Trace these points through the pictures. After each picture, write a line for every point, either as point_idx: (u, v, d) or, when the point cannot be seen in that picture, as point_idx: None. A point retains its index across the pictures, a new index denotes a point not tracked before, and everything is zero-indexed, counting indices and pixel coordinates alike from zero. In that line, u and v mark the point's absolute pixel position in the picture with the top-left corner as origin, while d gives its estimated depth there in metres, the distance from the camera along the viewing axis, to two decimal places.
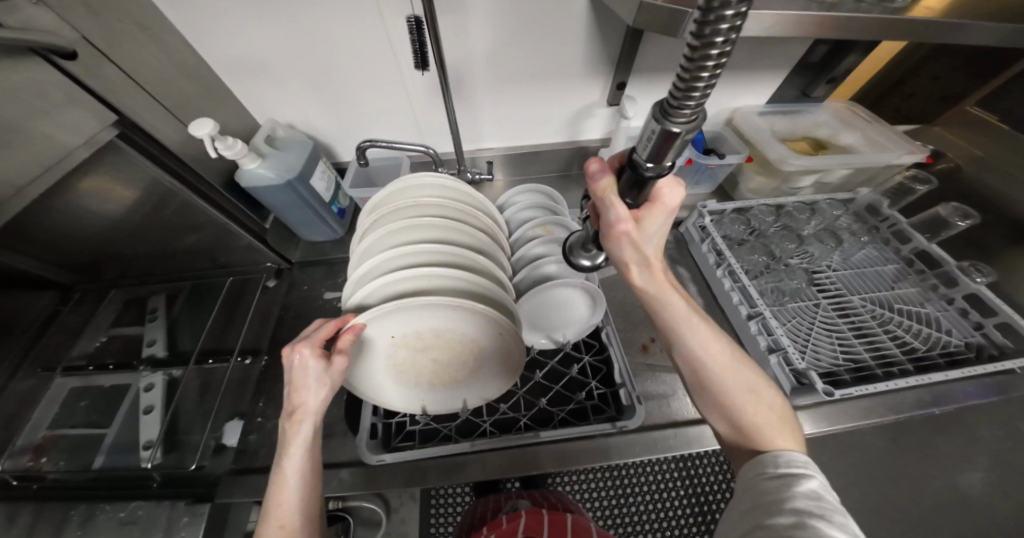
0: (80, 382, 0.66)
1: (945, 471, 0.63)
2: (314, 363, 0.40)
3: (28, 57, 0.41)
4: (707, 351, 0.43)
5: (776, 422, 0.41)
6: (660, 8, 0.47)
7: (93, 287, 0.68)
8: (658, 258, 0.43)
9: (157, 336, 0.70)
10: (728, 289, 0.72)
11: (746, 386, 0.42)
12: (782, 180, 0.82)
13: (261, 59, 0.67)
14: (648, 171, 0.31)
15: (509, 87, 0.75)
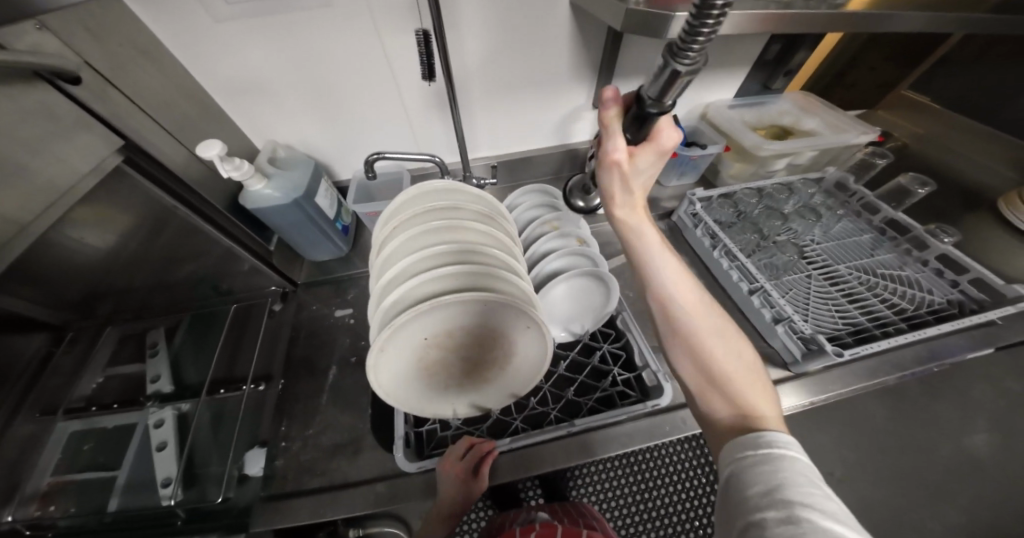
0: (81, 425, 0.61)
1: (938, 418, 0.67)
2: (455, 477, 0.50)
3: (35, 82, 0.42)
4: (680, 291, 0.47)
5: (743, 374, 0.42)
6: (643, 13, 0.51)
7: (86, 324, 0.62)
8: (642, 197, 0.50)
9: (161, 371, 0.67)
10: (727, 269, 0.76)
11: (711, 327, 0.46)
12: (758, 164, 0.87)
13: (259, 79, 0.69)
14: (654, 104, 0.42)
15: (501, 98, 0.79)
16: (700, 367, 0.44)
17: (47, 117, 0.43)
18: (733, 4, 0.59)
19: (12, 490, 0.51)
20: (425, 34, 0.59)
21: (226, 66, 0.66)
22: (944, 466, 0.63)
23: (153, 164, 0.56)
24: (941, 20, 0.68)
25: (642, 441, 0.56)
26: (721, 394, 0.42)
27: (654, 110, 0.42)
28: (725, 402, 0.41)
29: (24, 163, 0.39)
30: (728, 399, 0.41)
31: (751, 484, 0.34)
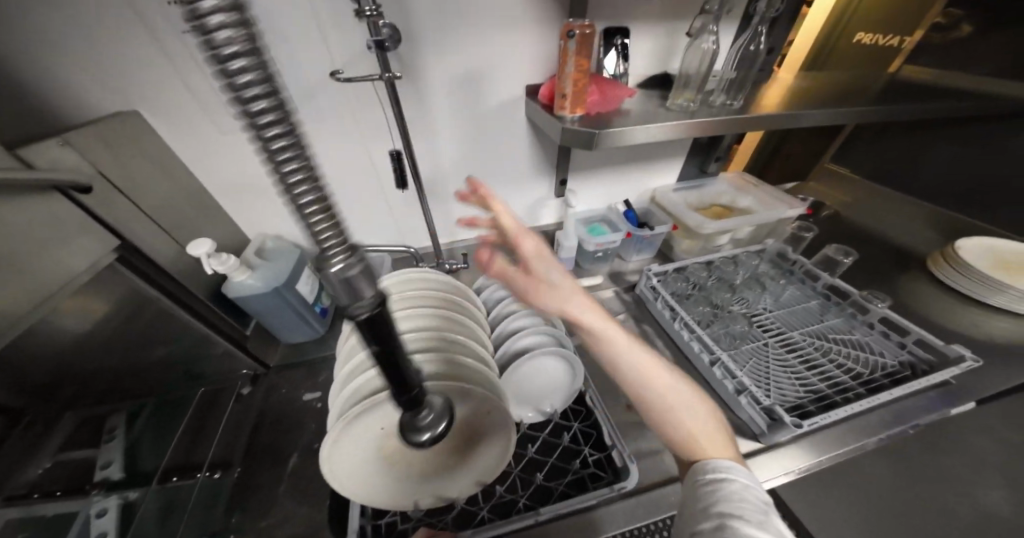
0: (18, 512, 0.48)
1: (926, 479, 0.65)
2: None
3: (50, 194, 0.48)
4: (647, 369, 0.47)
5: (710, 437, 0.45)
6: (578, 131, 0.63)
7: (44, 409, 0.53)
8: (578, 291, 0.50)
9: (115, 456, 0.62)
10: (688, 340, 0.79)
11: (683, 402, 0.46)
12: (703, 241, 0.96)
13: (254, 181, 0.77)
14: (342, 299, 0.25)
15: (474, 190, 0.88)
16: (679, 436, 0.45)
17: (54, 224, 0.48)
18: (663, 117, 0.71)
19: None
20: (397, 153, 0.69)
21: (225, 172, 0.75)
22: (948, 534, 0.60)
23: (144, 261, 0.61)
24: (829, 119, 0.82)
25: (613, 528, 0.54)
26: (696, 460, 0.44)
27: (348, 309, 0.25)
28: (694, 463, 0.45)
29: (27, 265, 0.44)
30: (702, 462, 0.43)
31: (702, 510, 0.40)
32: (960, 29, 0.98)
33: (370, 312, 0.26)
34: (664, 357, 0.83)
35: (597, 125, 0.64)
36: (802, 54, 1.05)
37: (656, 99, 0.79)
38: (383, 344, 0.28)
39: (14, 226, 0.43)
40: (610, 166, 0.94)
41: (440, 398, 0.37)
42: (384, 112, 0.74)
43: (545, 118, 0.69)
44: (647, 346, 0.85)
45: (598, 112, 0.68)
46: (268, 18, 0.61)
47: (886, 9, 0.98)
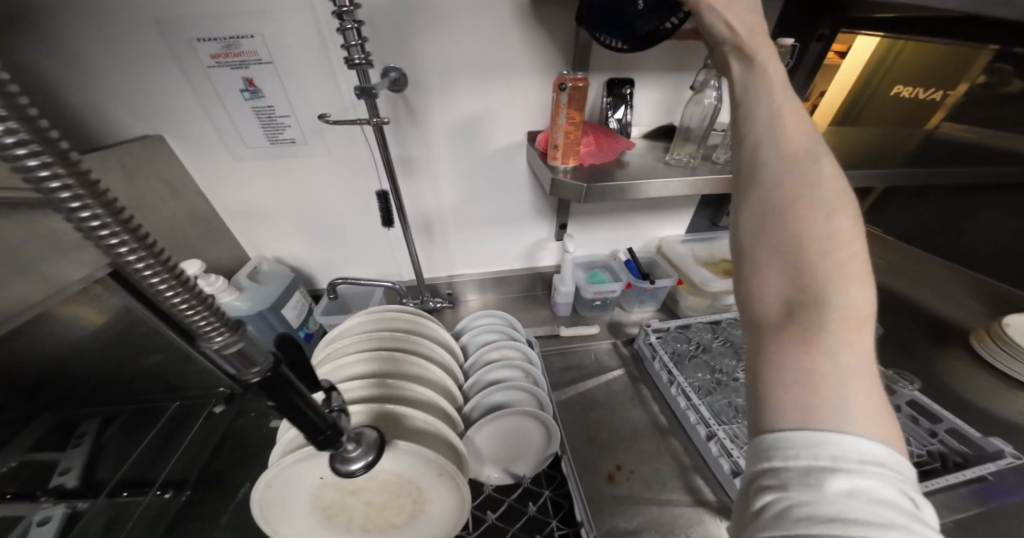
0: None
1: None
2: None
3: (56, 211, 0.51)
4: (846, 258, 0.29)
5: (857, 359, 0.27)
6: (572, 185, 0.62)
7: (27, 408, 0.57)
8: (788, 115, 0.35)
9: (74, 462, 0.62)
10: (684, 408, 0.73)
11: (846, 289, 0.28)
12: (711, 298, 0.90)
13: (260, 206, 0.80)
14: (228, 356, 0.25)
15: (471, 229, 0.88)
16: (870, 391, 0.26)
17: (54, 239, 0.50)
18: (666, 172, 0.69)
19: None
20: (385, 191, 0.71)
21: (235, 197, 0.78)
22: None
23: (137, 278, 0.63)
24: (850, 180, 0.76)
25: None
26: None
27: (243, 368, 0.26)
28: (813, 367, 0.27)
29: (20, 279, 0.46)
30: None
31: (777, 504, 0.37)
32: (1011, 84, 0.80)
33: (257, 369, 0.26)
34: (657, 423, 0.76)
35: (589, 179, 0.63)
36: (833, 105, 0.91)
37: (658, 151, 0.77)
38: (278, 399, 0.28)
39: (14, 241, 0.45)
40: (610, 213, 0.92)
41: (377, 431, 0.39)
42: (369, 151, 0.75)
43: (540, 165, 0.69)
44: (640, 408, 0.79)
45: (592, 162, 0.67)
46: (284, 60, 0.65)
47: (923, 63, 0.83)
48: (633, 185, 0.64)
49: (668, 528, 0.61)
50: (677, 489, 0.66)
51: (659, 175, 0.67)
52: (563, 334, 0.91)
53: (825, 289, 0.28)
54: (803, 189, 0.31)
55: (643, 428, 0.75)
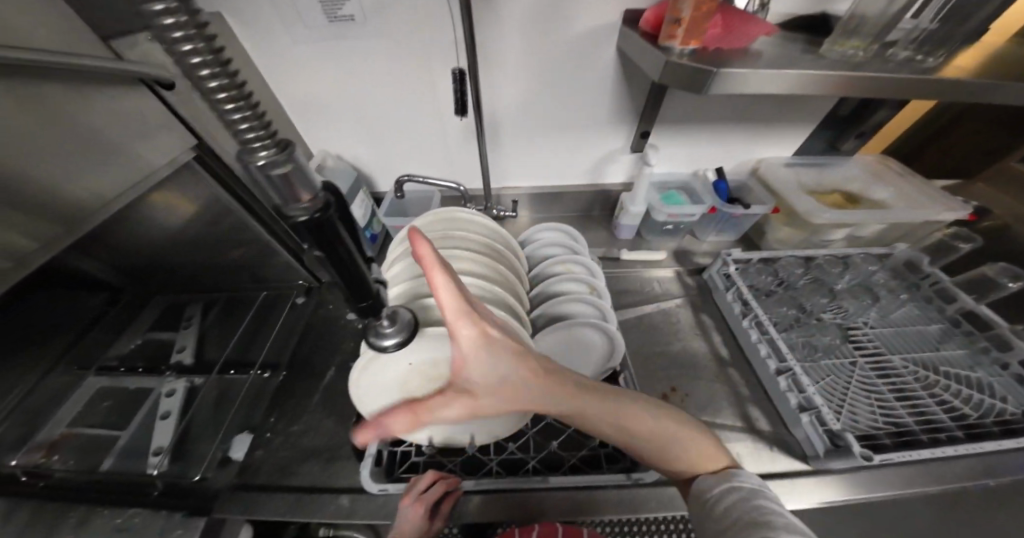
0: (108, 382, 0.73)
1: None
2: (420, 515, 0.48)
3: (138, 86, 0.50)
4: None
5: None
6: (684, 67, 0.52)
7: (138, 290, 0.78)
8: None
9: (188, 342, 0.78)
10: (755, 340, 0.69)
11: None
12: (813, 232, 0.80)
13: (321, 97, 0.76)
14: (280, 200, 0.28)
15: (534, 136, 0.80)
16: None
17: (141, 116, 0.50)
18: (798, 64, 0.55)
19: (20, 440, 0.60)
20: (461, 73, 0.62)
21: (295, 88, 0.74)
22: None
23: (220, 163, 0.63)
24: None
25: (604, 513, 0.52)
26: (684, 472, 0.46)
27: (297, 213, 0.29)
28: None
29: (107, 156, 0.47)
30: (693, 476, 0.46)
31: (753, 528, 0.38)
32: None
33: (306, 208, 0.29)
34: (719, 354, 0.74)
35: (712, 64, 0.51)
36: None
37: (791, 45, 0.62)
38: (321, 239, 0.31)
39: (100, 114, 0.45)
40: (707, 125, 0.79)
41: (413, 314, 0.39)
42: (448, 30, 0.66)
43: (644, 51, 0.58)
44: (701, 337, 0.76)
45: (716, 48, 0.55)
46: None
47: None
48: (760, 78, 0.51)
49: (721, 451, 0.61)
50: (729, 416, 0.66)
51: (787, 65, 0.54)
52: (624, 258, 0.86)
53: None
54: None
55: (702, 358, 0.73)
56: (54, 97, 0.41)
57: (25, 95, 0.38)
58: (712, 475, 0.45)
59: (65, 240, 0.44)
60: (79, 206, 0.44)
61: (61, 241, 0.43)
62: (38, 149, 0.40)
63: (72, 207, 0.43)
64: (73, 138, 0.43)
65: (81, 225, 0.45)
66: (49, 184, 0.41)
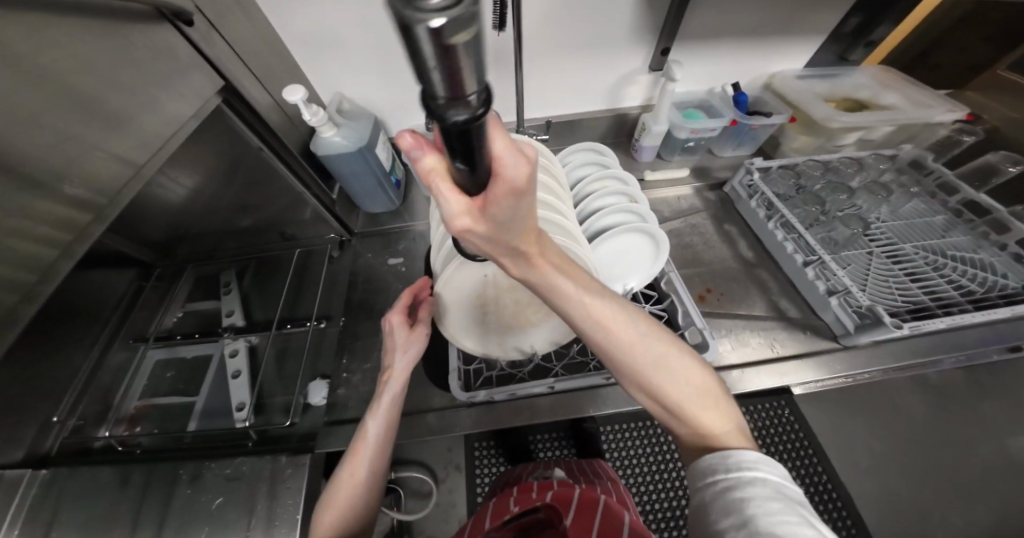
0: (166, 354, 0.79)
1: (962, 411, 0.69)
2: (400, 331, 0.57)
3: (160, 22, 0.47)
4: (654, 344, 0.39)
5: (714, 404, 0.40)
6: None
7: (168, 263, 0.83)
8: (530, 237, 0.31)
9: (235, 307, 0.82)
10: (781, 240, 0.75)
11: (663, 362, 0.39)
12: (826, 137, 0.84)
13: (331, 35, 0.72)
14: (447, 111, 0.16)
15: (552, 58, 0.79)
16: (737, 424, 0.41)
17: (167, 56, 0.48)
18: None
19: (106, 411, 0.71)
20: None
21: (302, 25, 0.70)
22: (981, 464, 0.65)
23: (245, 107, 0.61)
24: None
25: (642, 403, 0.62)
26: (675, 423, 0.41)
27: (465, 125, 0.17)
28: (691, 430, 0.41)
29: (140, 108, 0.44)
30: (697, 441, 0.41)
31: (722, 517, 0.35)
32: None
33: (473, 120, 0.17)
34: (746, 258, 0.80)
35: None
36: None
37: None
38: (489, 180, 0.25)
39: (125, 57, 0.43)
40: (727, 37, 0.79)
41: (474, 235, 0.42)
42: None
43: None
44: (726, 245, 0.82)
45: None
46: None
47: None
48: None
49: (764, 339, 0.70)
50: (758, 308, 0.74)
51: None
52: (648, 179, 0.89)
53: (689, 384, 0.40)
54: (589, 323, 0.38)
55: (728, 262, 0.80)
56: (77, 35, 0.38)
57: (40, 43, 0.35)
58: (716, 452, 0.39)
59: (112, 210, 0.43)
60: (115, 170, 0.42)
61: (110, 210, 0.43)
62: (64, 113, 0.37)
63: (109, 172, 0.42)
64: (98, 88, 0.40)
65: (123, 193, 0.43)
66: (83, 146, 0.39)
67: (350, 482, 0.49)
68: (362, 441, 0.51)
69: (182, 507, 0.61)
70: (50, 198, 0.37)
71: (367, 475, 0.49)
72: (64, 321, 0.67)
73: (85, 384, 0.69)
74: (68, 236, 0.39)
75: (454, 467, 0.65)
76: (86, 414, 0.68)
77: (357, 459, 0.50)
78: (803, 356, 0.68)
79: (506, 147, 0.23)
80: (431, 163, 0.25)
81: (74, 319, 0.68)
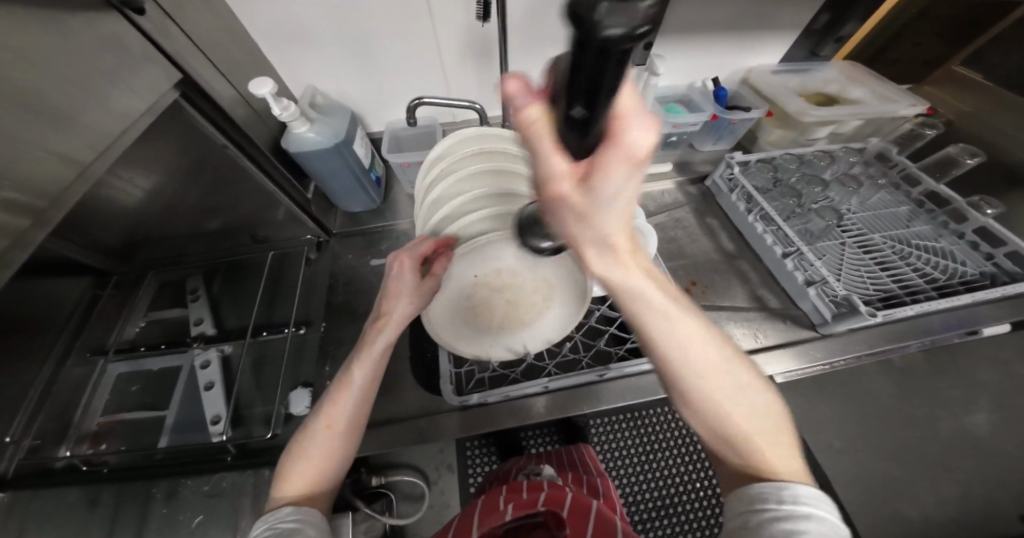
0: (128, 368, 0.75)
1: (924, 390, 0.74)
2: (407, 275, 0.49)
3: (107, 10, 0.43)
4: (717, 365, 0.42)
5: (775, 437, 0.41)
6: None
7: (127, 270, 0.76)
8: (624, 239, 0.34)
9: (204, 315, 0.78)
10: (761, 232, 0.77)
11: (734, 388, 0.42)
12: (799, 131, 0.86)
13: (300, 24, 0.68)
14: (610, 19, 0.15)
15: (535, 50, 0.77)
16: (796, 458, 0.40)
17: (115, 47, 0.43)
18: None
19: (65, 430, 0.65)
20: None
21: (266, 11, 0.65)
22: (942, 439, 0.70)
23: (207, 102, 0.56)
24: None
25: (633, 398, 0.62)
26: (730, 448, 0.42)
27: (615, 42, 0.16)
28: (737, 455, 0.41)
29: (89, 104, 0.40)
30: (747, 463, 0.40)
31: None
32: None
33: (627, 36, 0.16)
34: (727, 250, 0.82)
35: None
36: None
37: None
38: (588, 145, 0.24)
39: (66, 48, 0.38)
40: (706, 31, 0.80)
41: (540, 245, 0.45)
42: None
43: None
44: (708, 238, 0.84)
45: None
46: None
47: None
48: None
49: (746, 330, 0.72)
50: (740, 299, 0.76)
51: None
52: None
53: (747, 412, 0.41)
54: (672, 338, 0.41)
55: (711, 255, 0.81)
56: (12, 25, 0.33)
57: None
58: (771, 480, 0.38)
59: (55, 215, 0.38)
60: (59, 171, 0.38)
61: (50, 215, 0.38)
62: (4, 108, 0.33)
63: (51, 174, 0.37)
64: (39, 82, 0.36)
65: (66, 194, 0.39)
66: (22, 146, 0.35)
67: (329, 429, 0.44)
68: (346, 387, 0.45)
69: (157, 525, 0.59)
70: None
71: (347, 423, 0.45)
72: (19, 333, 0.60)
73: (43, 397, 0.63)
74: (4, 245, 0.34)
75: (445, 468, 0.63)
76: (43, 433, 0.62)
77: (338, 406, 0.45)
78: (780, 345, 0.71)
79: (634, 109, 0.24)
80: (532, 115, 0.26)
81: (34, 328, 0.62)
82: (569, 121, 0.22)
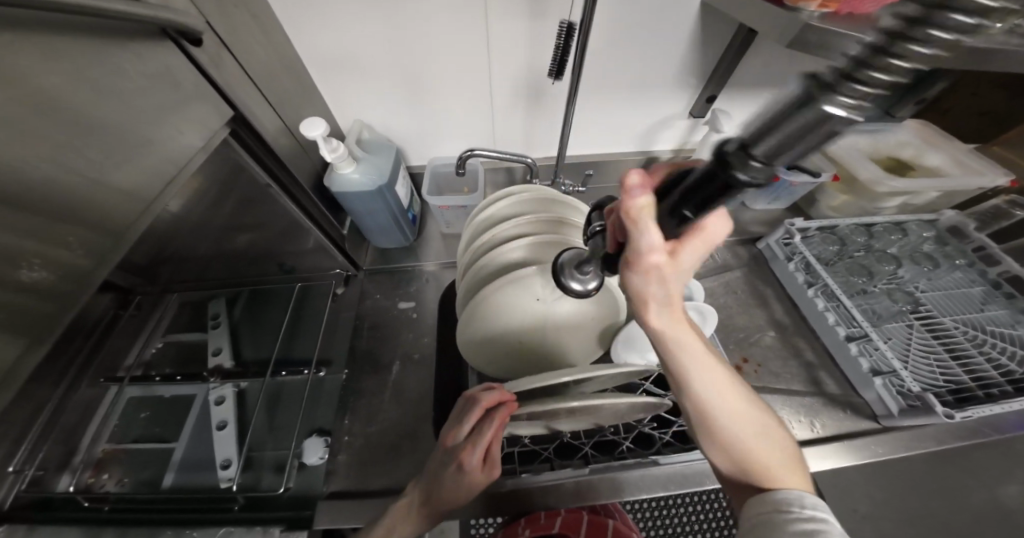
0: (139, 391, 0.71)
1: None
2: (475, 463, 0.46)
3: (161, 41, 0.39)
4: (731, 404, 0.42)
5: (783, 461, 0.41)
6: (823, 31, 0.44)
7: (150, 290, 0.71)
8: (680, 299, 0.38)
9: (222, 344, 0.75)
10: (822, 309, 0.71)
11: (751, 422, 0.42)
12: (867, 199, 0.81)
13: (353, 55, 0.65)
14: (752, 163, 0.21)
15: (590, 98, 0.74)
16: (801, 475, 0.41)
17: (168, 82, 0.40)
18: None
19: (67, 458, 0.61)
20: (571, 21, 0.45)
21: (322, 40, 0.63)
22: None
23: (252, 135, 0.53)
24: None
25: (674, 490, 0.56)
26: (747, 476, 0.41)
27: (744, 176, 0.22)
28: (749, 476, 0.41)
29: (150, 137, 0.38)
30: (754, 479, 0.41)
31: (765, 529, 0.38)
32: None
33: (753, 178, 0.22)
34: (780, 322, 0.76)
35: (858, 22, 0.45)
36: None
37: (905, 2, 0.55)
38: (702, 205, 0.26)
39: (119, 82, 0.35)
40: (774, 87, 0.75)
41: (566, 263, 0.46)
42: None
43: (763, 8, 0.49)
44: (761, 308, 0.78)
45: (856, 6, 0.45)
46: None
47: None
48: None
49: (803, 418, 0.66)
50: (797, 383, 0.69)
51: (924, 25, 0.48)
52: None
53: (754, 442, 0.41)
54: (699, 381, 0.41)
55: (763, 327, 0.76)
56: (61, 58, 0.30)
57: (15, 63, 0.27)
58: (780, 487, 0.39)
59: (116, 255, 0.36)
60: (114, 208, 0.35)
61: (116, 253, 0.36)
62: (54, 151, 0.30)
63: (115, 207, 0.35)
64: (98, 119, 0.33)
65: (131, 230, 0.37)
66: (77, 183, 0.32)
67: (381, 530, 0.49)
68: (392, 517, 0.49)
69: None
70: (39, 240, 0.30)
71: None
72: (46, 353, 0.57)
73: (50, 425, 0.59)
74: (63, 284, 0.32)
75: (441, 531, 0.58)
76: (47, 462, 0.58)
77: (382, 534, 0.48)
78: (841, 435, 0.63)
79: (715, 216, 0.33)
80: (645, 202, 0.30)
81: (51, 353, 0.58)
82: (678, 216, 0.28)
